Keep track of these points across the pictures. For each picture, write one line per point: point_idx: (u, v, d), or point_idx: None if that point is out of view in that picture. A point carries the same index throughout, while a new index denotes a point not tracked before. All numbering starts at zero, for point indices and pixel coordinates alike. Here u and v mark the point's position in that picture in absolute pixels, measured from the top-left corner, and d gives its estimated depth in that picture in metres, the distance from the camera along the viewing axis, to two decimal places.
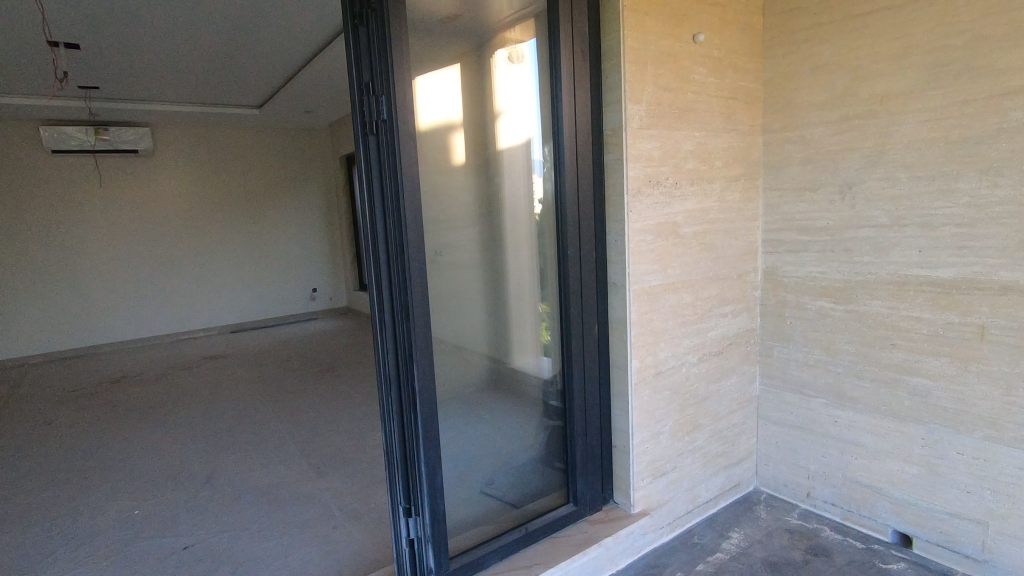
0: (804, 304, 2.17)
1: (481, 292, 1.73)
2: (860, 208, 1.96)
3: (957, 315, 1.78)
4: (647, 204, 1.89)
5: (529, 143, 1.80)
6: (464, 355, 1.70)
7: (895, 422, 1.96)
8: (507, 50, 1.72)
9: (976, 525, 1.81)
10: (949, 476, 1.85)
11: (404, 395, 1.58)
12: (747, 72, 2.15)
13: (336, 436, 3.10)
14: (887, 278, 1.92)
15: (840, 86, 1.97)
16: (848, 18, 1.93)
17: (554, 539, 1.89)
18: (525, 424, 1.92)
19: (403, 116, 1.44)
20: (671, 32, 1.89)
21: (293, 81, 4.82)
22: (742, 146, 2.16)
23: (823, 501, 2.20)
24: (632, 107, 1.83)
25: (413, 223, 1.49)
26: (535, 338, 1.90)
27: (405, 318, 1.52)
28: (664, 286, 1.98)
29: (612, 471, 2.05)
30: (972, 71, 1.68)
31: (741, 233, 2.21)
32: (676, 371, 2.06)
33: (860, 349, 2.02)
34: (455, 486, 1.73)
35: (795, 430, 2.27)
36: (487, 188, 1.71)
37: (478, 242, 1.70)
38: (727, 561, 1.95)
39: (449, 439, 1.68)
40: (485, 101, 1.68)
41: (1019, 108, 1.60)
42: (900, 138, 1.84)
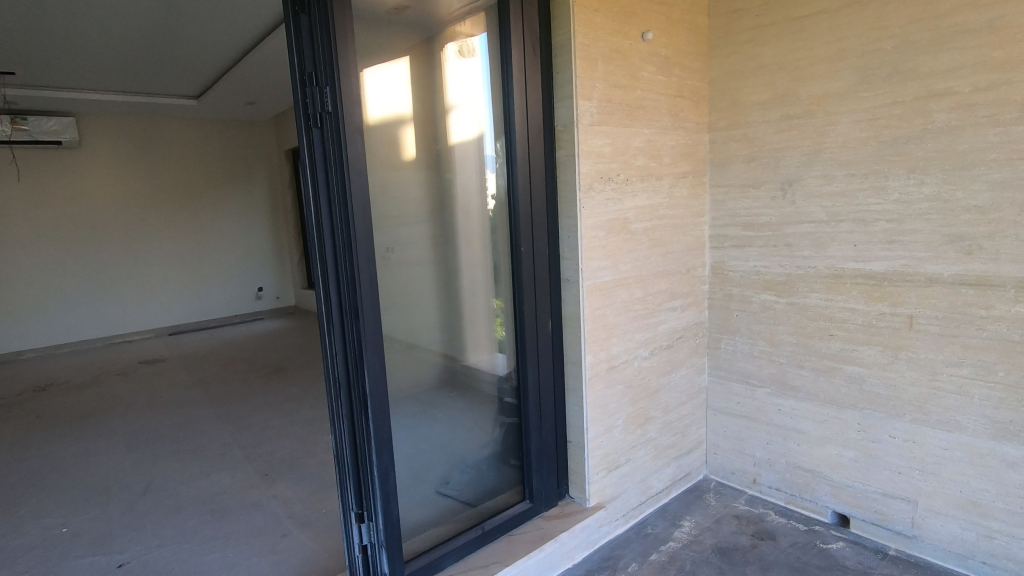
0: (749, 297, 2.25)
1: (433, 290, 1.69)
2: (799, 204, 2.04)
3: (889, 306, 1.88)
4: (599, 200, 1.90)
5: (481, 138, 1.78)
6: (416, 354, 1.66)
7: (834, 409, 2.06)
8: (456, 43, 1.69)
9: (906, 504, 1.92)
10: (882, 458, 1.96)
11: (354, 397, 1.52)
12: (693, 71, 2.19)
13: (285, 441, 2.99)
14: (825, 271, 2.01)
15: (781, 86, 2.04)
16: (787, 20, 2.00)
17: (511, 537, 1.89)
18: (479, 422, 1.90)
19: (349, 108, 1.39)
20: (620, 30, 1.90)
21: (233, 70, 4.60)
22: (689, 144, 2.21)
23: (768, 486, 2.29)
24: (583, 103, 1.83)
25: (361, 219, 1.44)
26: (489, 336, 1.88)
27: (354, 318, 1.47)
28: (616, 281, 2.00)
29: (567, 466, 2.06)
30: (900, 75, 1.77)
31: (689, 229, 2.26)
32: (628, 365, 2.09)
33: (801, 339, 2.11)
34: (409, 489, 1.70)
35: (741, 420, 2.35)
36: (439, 184, 1.68)
37: (429, 239, 1.66)
38: (679, 549, 2.00)
39: (401, 440, 1.65)
40: (435, 95, 1.65)
41: (942, 110, 1.70)
42: (836, 137, 1.92)
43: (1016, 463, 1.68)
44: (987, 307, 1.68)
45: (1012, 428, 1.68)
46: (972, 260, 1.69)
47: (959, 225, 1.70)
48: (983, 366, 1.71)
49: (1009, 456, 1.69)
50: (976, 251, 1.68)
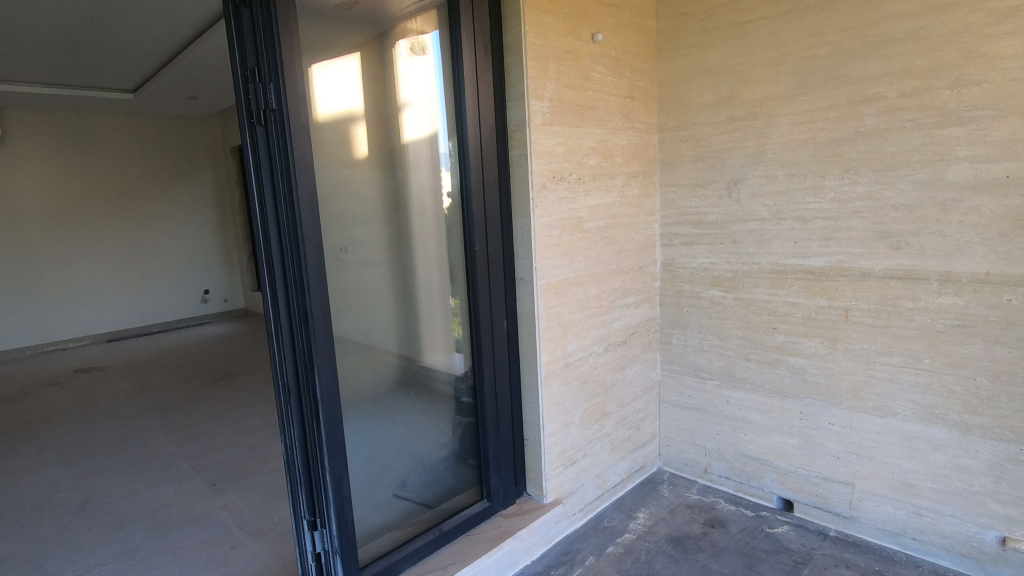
0: (698, 293, 2.32)
1: (388, 290, 1.67)
2: (744, 202, 2.12)
3: (827, 299, 1.97)
4: (552, 199, 1.92)
5: (433, 136, 1.76)
6: (371, 356, 1.63)
7: (778, 399, 2.15)
8: (408, 41, 1.67)
9: (845, 487, 2.03)
10: (822, 444, 2.06)
11: (304, 402, 1.48)
12: (643, 73, 2.24)
13: (235, 449, 2.89)
14: (769, 267, 2.09)
15: (725, 89, 2.12)
16: (731, 25, 2.07)
17: (469, 537, 1.88)
18: (436, 423, 1.89)
19: (295, 106, 1.35)
20: (571, 30, 1.92)
21: (173, 63, 4.40)
22: (640, 144, 2.26)
23: (718, 475, 2.37)
24: (536, 103, 1.84)
25: (309, 219, 1.40)
26: (445, 336, 1.87)
27: (303, 321, 1.43)
28: (570, 279, 2.02)
29: (525, 464, 2.07)
30: (834, 80, 1.86)
31: (641, 227, 2.31)
32: (584, 362, 2.12)
33: (747, 333, 2.19)
34: (365, 493, 1.67)
35: (693, 412, 2.42)
36: (391, 183, 1.65)
37: (383, 239, 1.64)
38: (634, 541, 2.04)
39: (355, 444, 1.62)
40: (386, 93, 1.62)
41: (872, 114, 1.79)
42: (777, 138, 2.01)
43: (941, 444, 1.80)
44: (914, 299, 1.79)
45: (937, 411, 1.79)
46: (901, 255, 1.80)
47: (888, 222, 1.81)
48: (912, 354, 1.82)
49: (934, 438, 1.81)
50: (904, 247, 1.79)
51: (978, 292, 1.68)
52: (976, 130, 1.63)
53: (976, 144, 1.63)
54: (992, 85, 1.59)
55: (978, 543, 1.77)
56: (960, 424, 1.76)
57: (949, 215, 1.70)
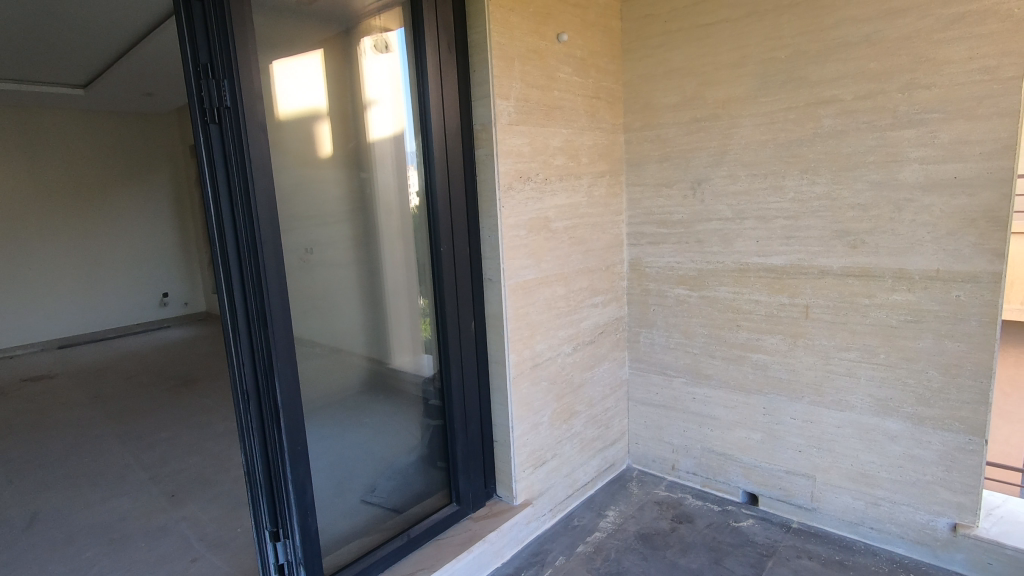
0: (664, 292, 2.34)
1: (353, 293, 1.63)
2: (708, 202, 2.15)
3: (788, 297, 2.02)
4: (519, 199, 1.91)
5: (398, 136, 1.73)
6: (335, 360, 1.60)
7: (742, 395, 2.19)
8: (372, 38, 1.63)
9: (807, 480, 2.08)
10: (785, 438, 2.11)
11: (265, 410, 1.44)
12: (609, 73, 2.25)
13: (195, 458, 2.79)
14: (732, 266, 2.13)
15: (688, 90, 2.14)
16: (694, 28, 2.10)
17: (439, 541, 1.86)
18: (404, 427, 1.86)
19: (251, 103, 1.31)
20: (536, 30, 1.92)
21: (127, 58, 4.24)
22: (606, 144, 2.27)
23: (686, 471, 2.41)
24: (501, 103, 1.82)
25: (267, 221, 1.36)
26: (413, 337, 1.84)
27: (262, 326, 1.39)
28: (538, 280, 2.02)
29: (494, 466, 2.06)
30: (793, 82, 1.90)
31: (608, 227, 2.32)
32: (553, 362, 2.12)
33: (712, 331, 2.23)
34: (330, 499, 1.64)
35: (660, 409, 2.45)
36: (356, 183, 1.62)
37: (348, 241, 1.60)
38: (604, 539, 2.05)
39: (318, 451, 1.58)
40: (350, 91, 1.58)
41: (829, 116, 1.84)
42: (739, 139, 2.04)
43: (896, 436, 1.86)
44: (870, 295, 1.85)
45: (892, 404, 1.86)
46: (857, 253, 1.86)
47: (845, 221, 1.86)
48: (868, 349, 1.88)
49: (890, 429, 1.87)
50: (860, 245, 1.85)
51: (929, 288, 1.74)
52: (926, 132, 1.69)
53: (926, 146, 1.69)
54: (941, 89, 1.65)
55: (931, 530, 1.84)
56: (914, 416, 1.82)
57: (901, 213, 1.76)
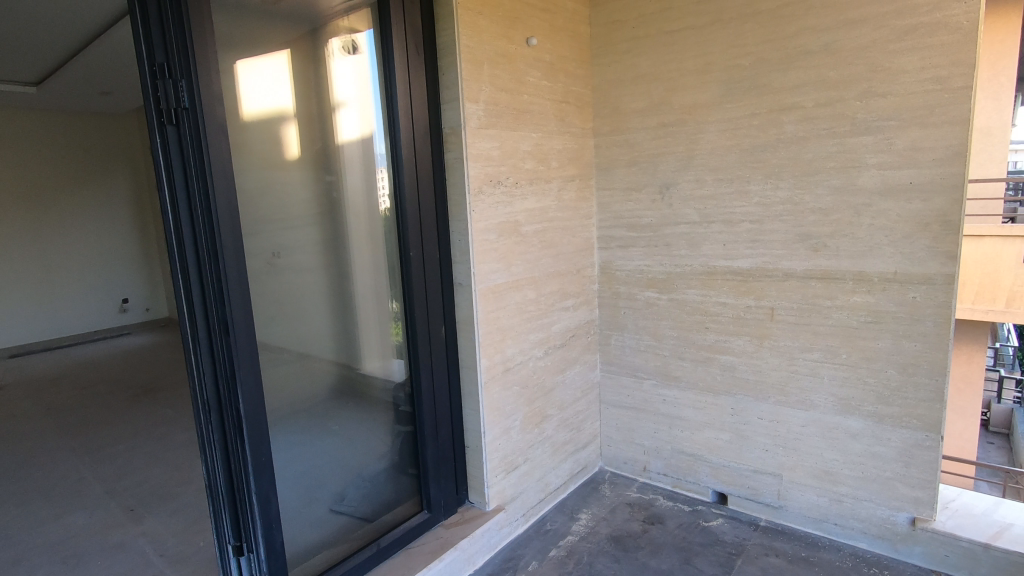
0: (634, 295, 2.36)
1: (320, 298, 1.60)
2: (676, 206, 2.18)
3: (753, 299, 2.06)
4: (489, 203, 1.90)
5: (367, 139, 1.70)
6: (300, 367, 1.56)
7: (711, 396, 2.22)
8: (339, 39, 1.60)
9: (773, 478, 2.12)
10: (752, 438, 2.15)
11: (227, 420, 1.39)
12: (577, 78, 2.27)
13: (156, 470, 2.69)
14: (700, 269, 2.16)
15: (656, 95, 2.17)
16: (660, 34, 2.13)
17: (409, 549, 1.83)
18: (373, 435, 1.83)
19: (211, 105, 1.27)
20: (504, 34, 1.92)
21: (82, 55, 4.10)
22: (575, 148, 2.28)
23: (656, 473, 2.43)
24: (470, 107, 1.81)
25: (229, 225, 1.32)
26: (383, 343, 1.82)
27: (224, 334, 1.35)
28: (508, 284, 2.01)
29: (466, 472, 2.05)
30: (756, 89, 1.94)
31: (578, 230, 2.33)
32: (524, 366, 2.11)
33: (681, 333, 2.25)
34: (296, 510, 1.60)
35: (631, 411, 2.47)
36: (323, 186, 1.58)
37: (315, 245, 1.57)
38: (576, 543, 2.06)
39: (284, 462, 1.54)
40: (316, 93, 1.55)
41: (791, 122, 1.89)
42: (705, 144, 2.07)
43: (857, 434, 1.92)
44: (832, 297, 1.90)
45: (853, 403, 1.91)
46: (819, 256, 1.91)
47: (807, 225, 1.91)
48: (831, 350, 1.93)
49: (851, 427, 1.92)
50: (822, 249, 1.89)
51: (887, 290, 1.80)
52: (882, 138, 1.74)
53: (883, 152, 1.75)
54: (896, 98, 1.71)
55: (891, 524, 1.90)
56: (874, 414, 1.88)
57: (860, 217, 1.81)
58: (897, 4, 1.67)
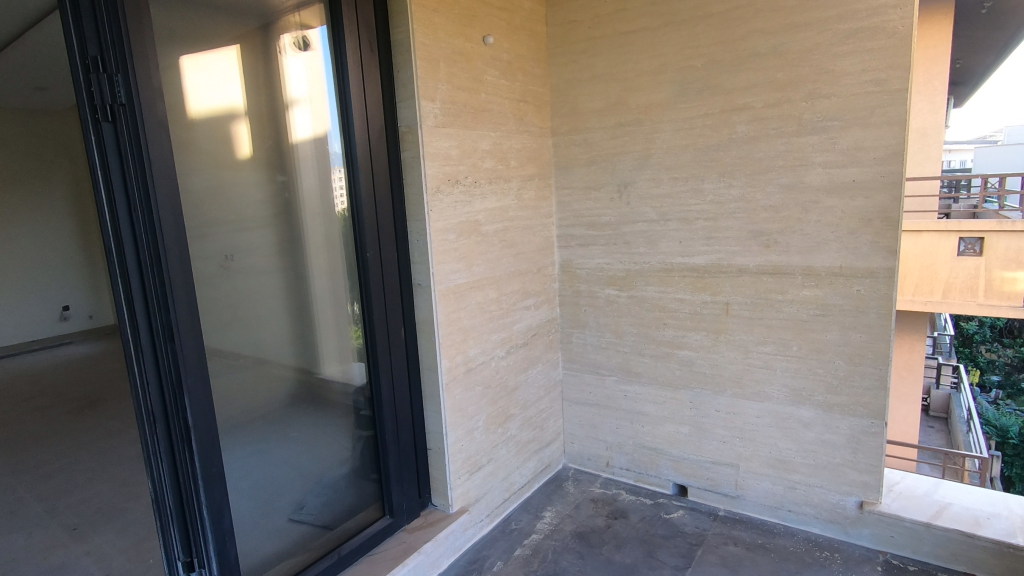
0: (595, 292, 2.39)
1: (275, 302, 1.55)
2: (634, 204, 2.21)
3: (709, 295, 2.11)
4: (447, 203, 1.88)
5: (321, 137, 1.66)
6: (254, 373, 1.51)
7: (671, 391, 2.26)
8: (290, 35, 1.56)
9: (731, 469, 2.18)
10: (710, 431, 2.20)
11: (174, 432, 1.33)
12: (535, 77, 2.27)
13: (101, 486, 2.56)
14: (658, 266, 2.20)
15: (612, 95, 2.20)
16: (616, 34, 2.15)
17: (372, 556, 1.79)
18: (333, 440, 1.78)
19: (151, 102, 1.21)
20: (461, 32, 1.90)
21: (11, 48, 3.86)
22: (534, 147, 2.28)
23: (619, 468, 2.46)
24: (426, 105, 1.79)
25: (172, 227, 1.26)
26: (343, 346, 1.77)
27: (169, 341, 1.29)
28: (469, 284, 2.00)
29: (429, 474, 2.02)
30: (708, 90, 1.99)
31: (538, 229, 2.33)
32: (486, 366, 2.10)
33: (641, 330, 2.29)
34: (252, 522, 1.54)
35: (594, 408, 2.49)
36: (276, 186, 1.53)
37: (268, 247, 1.52)
38: (541, 541, 2.06)
39: (237, 472, 1.49)
40: (267, 90, 1.50)
41: (742, 122, 1.94)
42: (661, 143, 2.11)
43: (809, 423, 1.99)
44: (783, 292, 1.96)
45: (805, 393, 1.98)
46: (770, 252, 1.97)
47: (759, 222, 1.97)
48: (783, 343, 2.00)
49: (803, 417, 1.99)
50: (773, 245, 1.96)
51: (834, 285, 1.87)
52: (827, 138, 1.81)
53: (828, 151, 1.82)
54: (838, 99, 1.78)
55: (842, 508, 1.97)
56: (824, 403, 1.95)
57: (808, 214, 1.88)
58: (839, 9, 1.74)
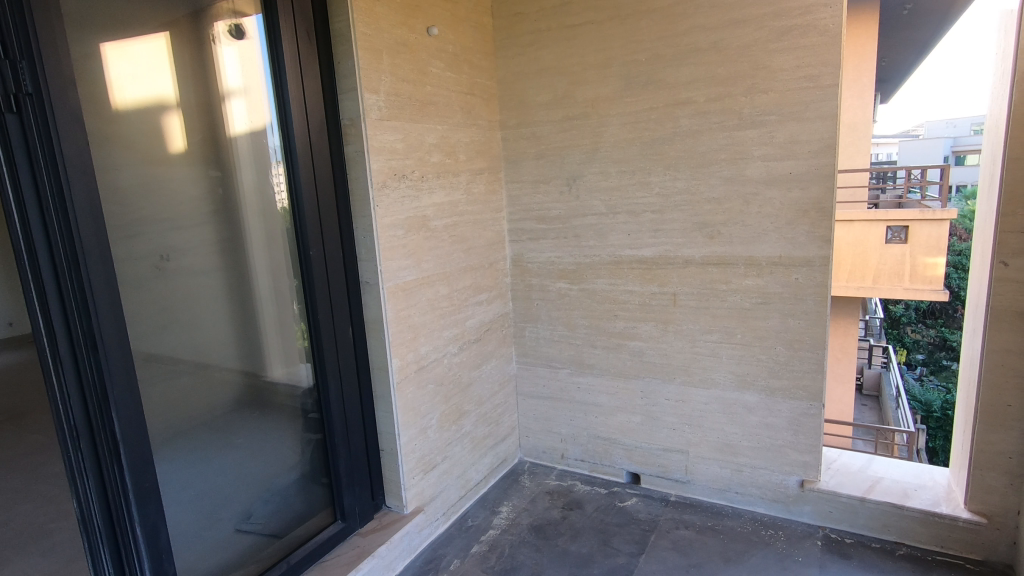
0: (546, 286, 2.39)
1: (214, 304, 1.48)
2: (583, 197, 2.22)
3: (658, 286, 2.15)
4: (394, 198, 1.83)
5: (259, 131, 1.58)
6: (193, 381, 1.43)
7: (622, 381, 2.30)
8: (223, 23, 1.47)
9: (681, 455, 2.24)
10: (661, 418, 2.25)
11: (101, 445, 1.24)
12: (482, 70, 2.24)
13: (26, 506, 2.38)
14: (607, 258, 2.22)
15: (560, 89, 2.19)
16: (562, 27, 2.15)
17: (324, 563, 1.74)
18: (280, 446, 1.72)
19: (63, 92, 1.12)
20: (404, 22, 1.85)
21: None
22: (482, 140, 2.26)
23: (574, 459, 2.49)
24: (369, 97, 1.73)
25: (91, 227, 1.18)
26: (290, 347, 1.71)
27: (92, 349, 1.20)
28: (418, 280, 1.96)
29: (381, 476, 1.98)
30: (652, 84, 2.02)
31: (489, 224, 2.31)
32: (438, 363, 2.07)
33: (592, 322, 2.31)
34: (192, 536, 1.47)
35: (547, 401, 2.51)
36: (211, 182, 1.46)
37: (204, 246, 1.44)
38: (498, 536, 2.06)
39: (174, 485, 1.41)
40: (199, 80, 1.42)
41: (685, 116, 1.98)
42: (608, 137, 2.13)
43: (754, 407, 2.06)
44: (727, 281, 2.02)
45: (749, 378, 2.05)
46: (714, 243, 2.02)
47: (703, 214, 2.02)
48: (728, 331, 2.06)
49: (748, 401, 2.07)
50: (716, 236, 2.01)
51: (774, 273, 1.94)
52: (765, 132, 1.87)
53: (766, 145, 1.88)
54: (775, 94, 1.84)
55: (784, 487, 2.06)
56: (766, 388, 2.03)
57: (749, 206, 1.94)
58: (774, 7, 1.80)
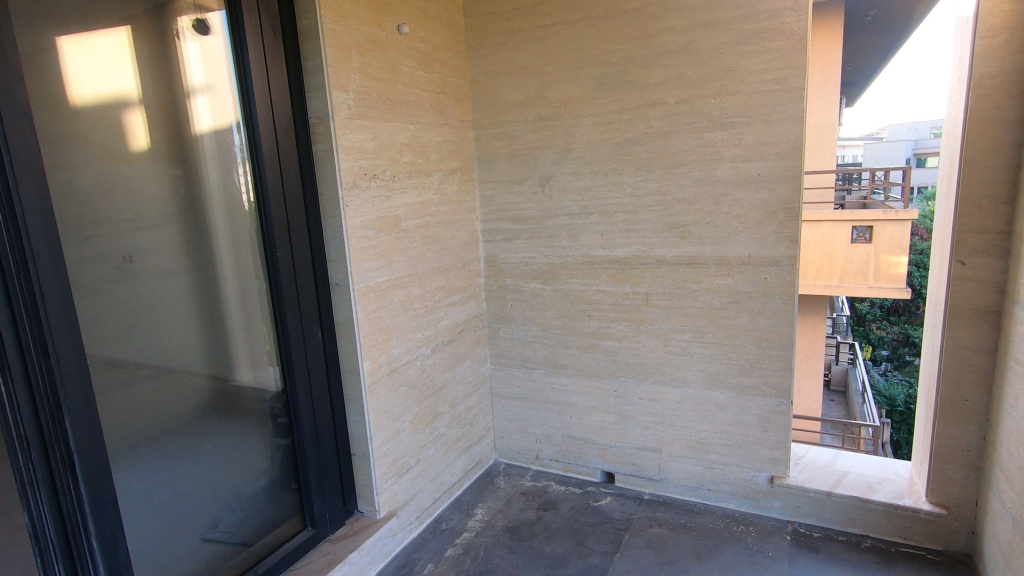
0: (520, 287, 2.39)
1: (179, 306, 1.43)
2: (556, 198, 2.22)
3: (630, 286, 2.16)
4: (364, 198, 1.80)
5: (225, 129, 1.54)
6: (154, 387, 1.38)
7: (596, 381, 2.31)
8: (187, 18, 1.43)
9: (654, 453, 2.25)
10: (634, 417, 2.26)
11: (53, 456, 1.19)
12: (454, 69, 2.22)
13: None
14: (581, 259, 2.23)
15: (532, 89, 2.19)
16: (534, 27, 2.14)
17: (293, 570, 1.70)
18: (248, 453, 1.67)
19: (9, 86, 1.06)
20: (373, 19, 1.82)
21: None
22: (455, 140, 2.24)
23: (549, 460, 2.49)
24: (337, 95, 1.70)
25: (41, 227, 1.12)
26: (258, 351, 1.66)
27: (43, 356, 1.14)
28: (390, 281, 1.93)
29: (353, 480, 1.94)
30: (624, 85, 2.03)
31: (462, 224, 2.30)
32: (410, 365, 2.05)
33: (566, 322, 2.32)
34: (155, 547, 1.42)
35: (522, 402, 2.50)
36: (175, 181, 1.41)
37: (168, 246, 1.40)
38: (473, 539, 2.05)
39: (134, 495, 1.36)
40: (162, 76, 1.37)
41: (657, 117, 1.99)
42: (581, 138, 2.13)
43: (725, 405, 2.09)
44: (698, 281, 2.04)
45: (720, 376, 2.08)
46: (685, 243, 2.04)
47: (674, 214, 2.03)
48: (699, 330, 2.08)
49: (719, 399, 2.09)
50: (687, 237, 2.03)
51: (743, 273, 1.97)
52: (735, 134, 1.90)
53: (735, 146, 1.90)
54: (744, 97, 1.86)
55: (754, 483, 2.10)
56: (736, 386, 2.06)
57: (719, 207, 1.96)
58: (742, 10, 1.82)
